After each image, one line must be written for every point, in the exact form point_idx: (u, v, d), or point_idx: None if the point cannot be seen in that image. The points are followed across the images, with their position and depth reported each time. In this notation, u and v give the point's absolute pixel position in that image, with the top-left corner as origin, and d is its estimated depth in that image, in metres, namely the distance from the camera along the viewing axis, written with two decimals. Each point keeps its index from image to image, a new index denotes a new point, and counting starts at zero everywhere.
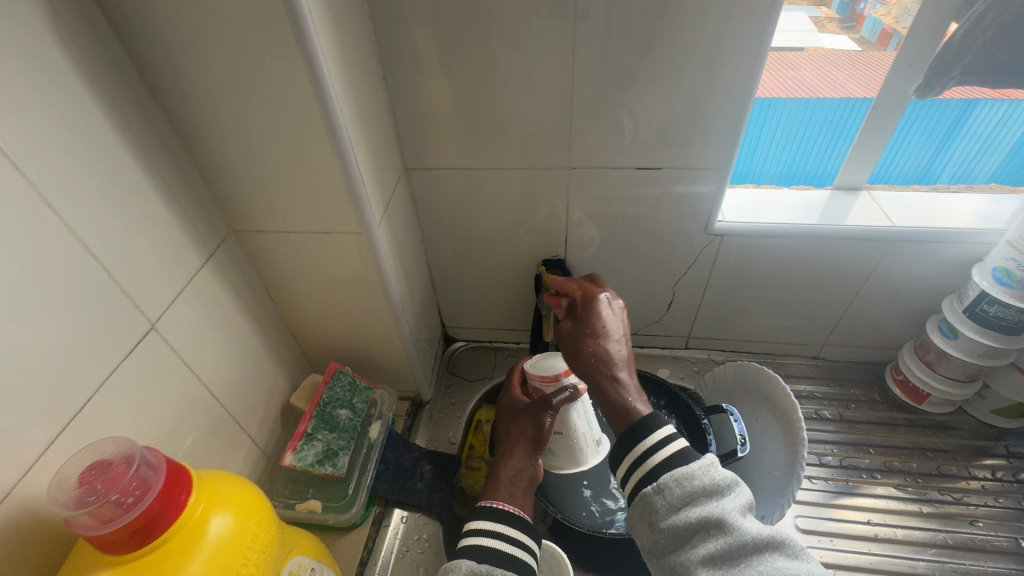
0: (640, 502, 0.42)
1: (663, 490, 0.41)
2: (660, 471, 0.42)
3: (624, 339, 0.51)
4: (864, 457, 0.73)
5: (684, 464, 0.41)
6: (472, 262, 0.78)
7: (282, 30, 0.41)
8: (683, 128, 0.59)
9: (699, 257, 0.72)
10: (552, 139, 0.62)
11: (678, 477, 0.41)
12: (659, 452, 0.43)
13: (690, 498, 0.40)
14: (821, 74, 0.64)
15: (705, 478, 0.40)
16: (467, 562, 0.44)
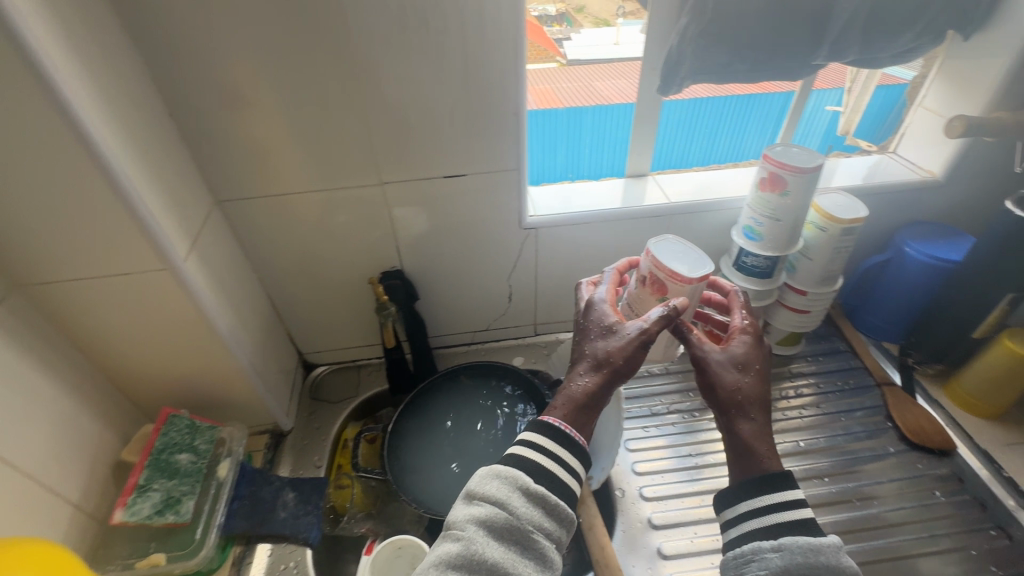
0: (749, 550, 0.49)
1: (783, 550, 0.47)
2: (786, 536, 0.48)
3: (753, 371, 0.57)
4: (686, 401, 0.85)
5: (815, 537, 0.47)
6: (313, 285, 0.79)
7: (20, 73, 0.41)
8: (473, 136, 0.66)
9: (522, 249, 0.79)
10: (358, 157, 0.66)
11: (805, 547, 0.46)
12: (796, 515, 0.49)
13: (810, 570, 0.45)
14: (592, 84, 0.77)
15: (832, 557, 0.46)
16: (525, 482, 0.49)
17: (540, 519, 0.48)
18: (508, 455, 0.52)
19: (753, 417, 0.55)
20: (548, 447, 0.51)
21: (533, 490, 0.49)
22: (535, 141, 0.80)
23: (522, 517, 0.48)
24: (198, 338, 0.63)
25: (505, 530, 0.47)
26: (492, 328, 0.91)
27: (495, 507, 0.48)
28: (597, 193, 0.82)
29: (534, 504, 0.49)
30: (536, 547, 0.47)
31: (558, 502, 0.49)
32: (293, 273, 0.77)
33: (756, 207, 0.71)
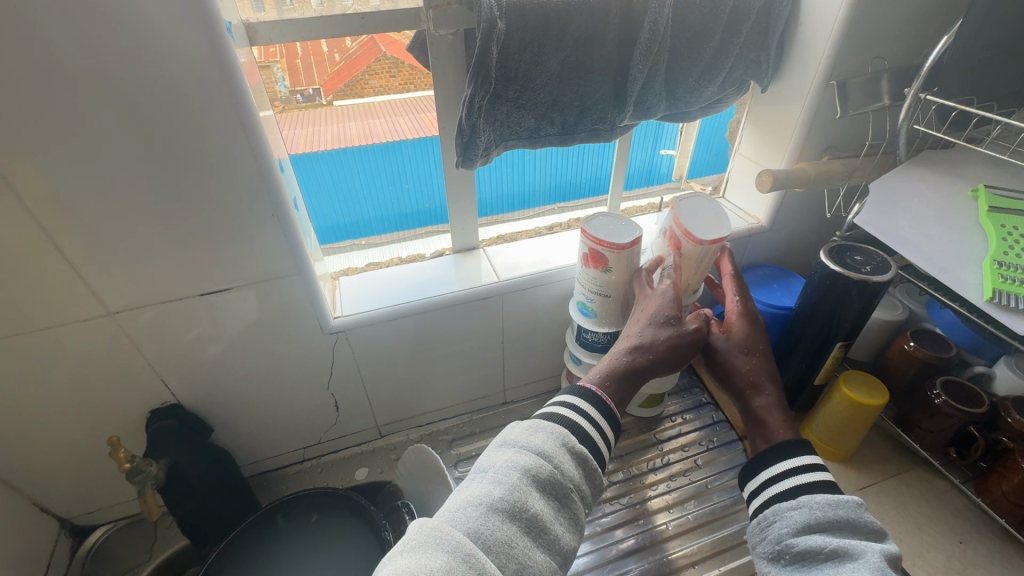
0: (770, 513, 0.50)
1: (803, 507, 0.48)
2: (807, 493, 0.49)
3: (751, 351, 0.60)
4: None
5: (836, 494, 0.49)
6: (53, 443, 0.61)
7: None
8: (225, 244, 0.53)
9: (334, 354, 0.67)
10: (63, 288, 0.50)
11: (822, 500, 0.48)
12: (815, 473, 0.51)
13: (825, 524, 0.47)
14: (392, 122, 0.66)
15: (850, 512, 0.47)
16: (571, 438, 0.46)
17: (574, 475, 0.45)
18: (546, 413, 0.49)
19: (766, 389, 0.59)
20: (583, 408, 0.49)
21: (575, 447, 0.45)
22: (336, 195, 0.68)
23: (564, 472, 0.44)
24: None
25: (551, 484, 0.43)
26: (324, 443, 0.77)
27: (546, 460, 0.43)
28: (418, 276, 0.72)
29: (574, 460, 0.45)
30: (571, 504, 0.43)
31: (595, 466, 0.46)
32: (16, 434, 0.58)
33: (586, 283, 0.65)
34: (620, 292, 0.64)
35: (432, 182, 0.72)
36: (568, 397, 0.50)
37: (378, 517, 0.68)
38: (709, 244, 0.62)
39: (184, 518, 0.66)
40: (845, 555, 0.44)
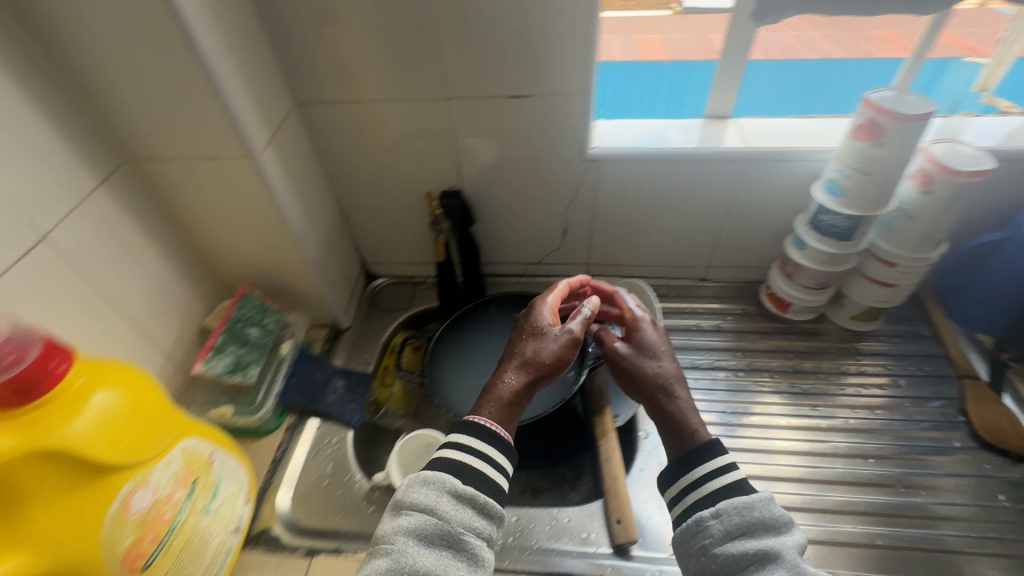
0: (692, 522, 0.49)
1: (721, 515, 0.47)
2: (722, 500, 0.49)
3: (664, 355, 0.60)
4: (732, 359, 0.83)
5: (743, 497, 0.48)
6: (378, 198, 0.84)
7: None
8: (542, 56, 0.65)
9: (582, 182, 0.79)
10: (426, 69, 0.67)
11: (737, 507, 0.47)
12: (710, 483, 0.50)
13: (744, 528, 0.46)
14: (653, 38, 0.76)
15: (765, 512, 0.46)
16: (455, 484, 0.47)
17: (473, 521, 0.46)
18: (431, 461, 0.50)
19: (677, 393, 0.57)
20: (479, 446, 0.50)
21: (464, 494, 0.47)
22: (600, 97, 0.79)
23: (460, 520, 0.45)
24: (271, 229, 0.70)
25: (433, 535, 0.44)
26: (544, 263, 0.92)
27: (420, 512, 0.45)
28: (668, 131, 0.78)
29: (462, 506, 0.46)
30: (466, 547, 0.44)
31: (489, 501, 0.47)
32: (362, 183, 0.82)
33: (846, 158, 0.64)
34: (889, 173, 0.63)
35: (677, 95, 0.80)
36: (458, 436, 0.51)
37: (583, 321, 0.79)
38: (970, 176, 0.61)
39: (442, 281, 0.88)
40: (760, 559, 0.43)
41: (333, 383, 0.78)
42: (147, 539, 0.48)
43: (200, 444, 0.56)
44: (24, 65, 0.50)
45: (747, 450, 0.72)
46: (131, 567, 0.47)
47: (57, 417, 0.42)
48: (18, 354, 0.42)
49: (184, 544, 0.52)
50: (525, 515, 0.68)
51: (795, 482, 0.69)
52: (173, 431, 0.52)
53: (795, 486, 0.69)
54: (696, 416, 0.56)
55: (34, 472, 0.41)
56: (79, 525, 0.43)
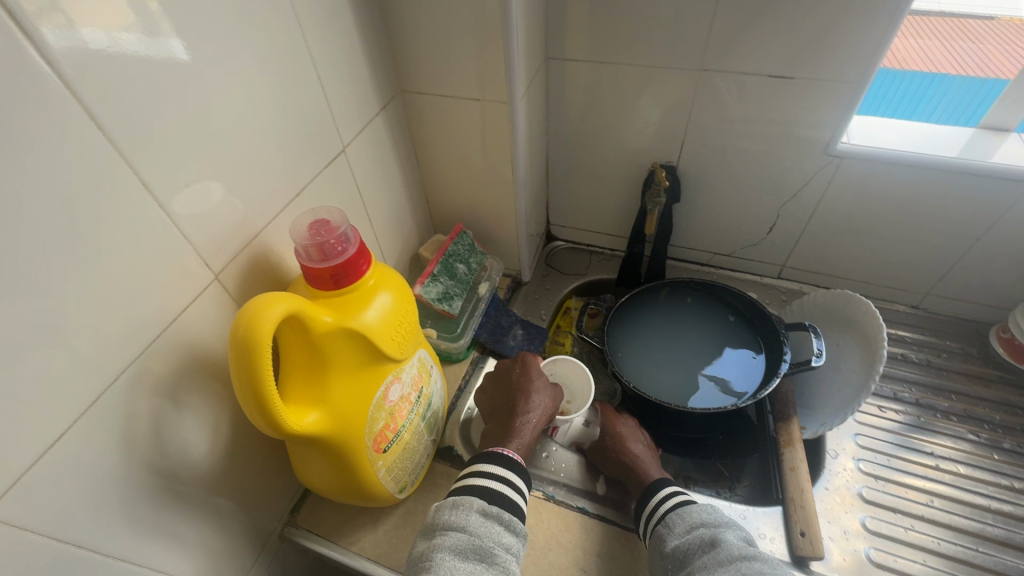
0: (651, 534, 0.56)
1: (670, 522, 0.55)
2: (671, 509, 0.56)
3: (627, 434, 0.67)
4: (943, 400, 0.74)
5: (687, 504, 0.56)
6: (587, 161, 0.85)
7: None
8: (823, 35, 0.61)
9: (814, 178, 0.74)
10: (688, 38, 0.66)
11: (682, 513, 0.55)
12: (664, 497, 0.58)
13: (689, 528, 0.54)
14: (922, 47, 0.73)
15: (704, 513, 0.55)
16: (484, 505, 0.52)
17: (502, 537, 0.51)
18: (458, 489, 0.55)
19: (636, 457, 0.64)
20: (496, 474, 0.55)
21: (490, 511, 0.52)
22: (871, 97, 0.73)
23: (490, 534, 0.50)
24: (500, 175, 0.75)
25: (467, 547, 0.48)
26: (734, 256, 0.89)
27: (456, 530, 0.50)
28: (930, 135, 0.70)
29: (490, 523, 0.51)
30: (498, 560, 0.48)
31: (512, 519, 0.52)
32: (576, 145, 0.83)
33: None
34: None
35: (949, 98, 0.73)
36: (479, 469, 0.56)
37: (781, 327, 0.75)
38: None
39: (629, 256, 0.88)
40: (709, 547, 0.51)
41: (514, 330, 0.82)
42: (390, 427, 0.55)
43: (427, 358, 0.61)
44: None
45: (953, 500, 0.66)
46: (378, 448, 0.54)
47: (355, 305, 0.48)
48: (342, 246, 0.47)
49: (408, 440, 0.59)
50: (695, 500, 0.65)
51: (1009, 548, 0.62)
52: (417, 339, 0.58)
53: (1008, 552, 0.62)
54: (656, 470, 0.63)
55: (340, 348, 0.47)
56: (357, 401, 0.50)
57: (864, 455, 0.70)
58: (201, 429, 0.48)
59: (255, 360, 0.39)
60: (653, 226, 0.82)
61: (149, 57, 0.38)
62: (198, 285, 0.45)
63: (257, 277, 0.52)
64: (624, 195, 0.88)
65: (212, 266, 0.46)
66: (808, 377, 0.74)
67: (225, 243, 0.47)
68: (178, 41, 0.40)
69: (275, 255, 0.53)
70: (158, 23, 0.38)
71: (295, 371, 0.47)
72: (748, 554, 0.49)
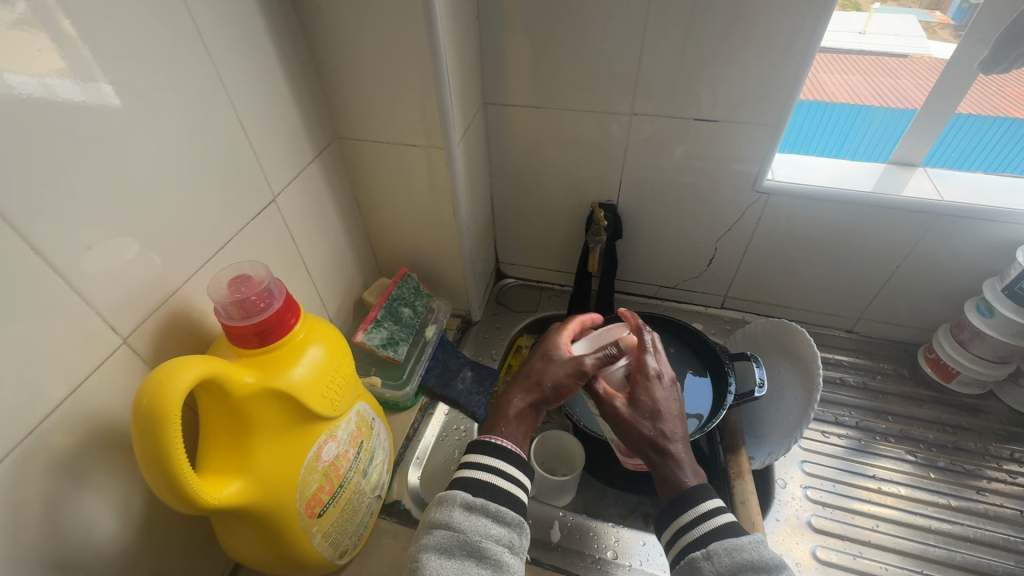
0: (687, 562, 0.45)
1: (712, 556, 0.44)
2: (712, 539, 0.45)
3: (675, 417, 0.53)
4: (881, 422, 0.77)
5: (735, 537, 0.45)
6: (530, 200, 0.86)
7: None
8: (741, 82, 0.65)
9: (745, 213, 0.77)
10: (617, 85, 0.69)
11: (728, 547, 0.44)
12: (706, 523, 0.47)
13: (735, 570, 0.43)
14: (844, 80, 0.71)
15: (755, 553, 0.44)
16: (469, 500, 0.46)
17: (490, 529, 0.45)
18: (441, 516, 0.45)
19: (676, 452, 0.51)
20: (491, 475, 0.48)
21: (475, 504, 0.46)
22: (793, 131, 0.76)
23: (477, 529, 0.45)
24: (442, 218, 0.75)
25: (453, 545, 0.44)
26: (678, 288, 0.91)
27: (440, 527, 0.45)
28: (845, 171, 0.75)
29: (476, 516, 0.45)
30: (489, 554, 0.43)
31: (503, 508, 0.46)
32: (519, 185, 0.85)
33: None
34: None
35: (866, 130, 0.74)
36: (472, 457, 0.49)
37: (724, 357, 0.76)
38: None
39: (577, 292, 0.89)
40: None
41: (463, 372, 0.80)
42: (326, 489, 0.52)
43: (367, 411, 0.59)
44: (285, 43, 0.57)
45: (897, 523, 0.67)
46: (312, 513, 0.50)
47: (281, 362, 0.46)
48: (266, 301, 0.45)
49: (347, 500, 0.55)
50: (653, 541, 0.65)
51: (951, 568, 0.63)
52: (354, 392, 0.55)
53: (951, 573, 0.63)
54: (694, 470, 0.51)
55: (264, 408, 0.44)
56: (285, 464, 0.47)
57: (813, 484, 0.71)
58: (109, 507, 0.44)
59: (161, 430, 0.37)
60: (595, 262, 0.83)
61: (84, 103, 0.38)
62: (103, 351, 0.42)
63: (176, 337, 0.49)
64: (569, 232, 0.89)
65: (121, 328, 0.43)
66: (753, 408, 0.75)
67: (135, 303, 0.44)
68: (110, 87, 0.40)
69: (196, 313, 0.51)
70: (90, 69, 0.38)
71: (213, 437, 0.44)
72: None
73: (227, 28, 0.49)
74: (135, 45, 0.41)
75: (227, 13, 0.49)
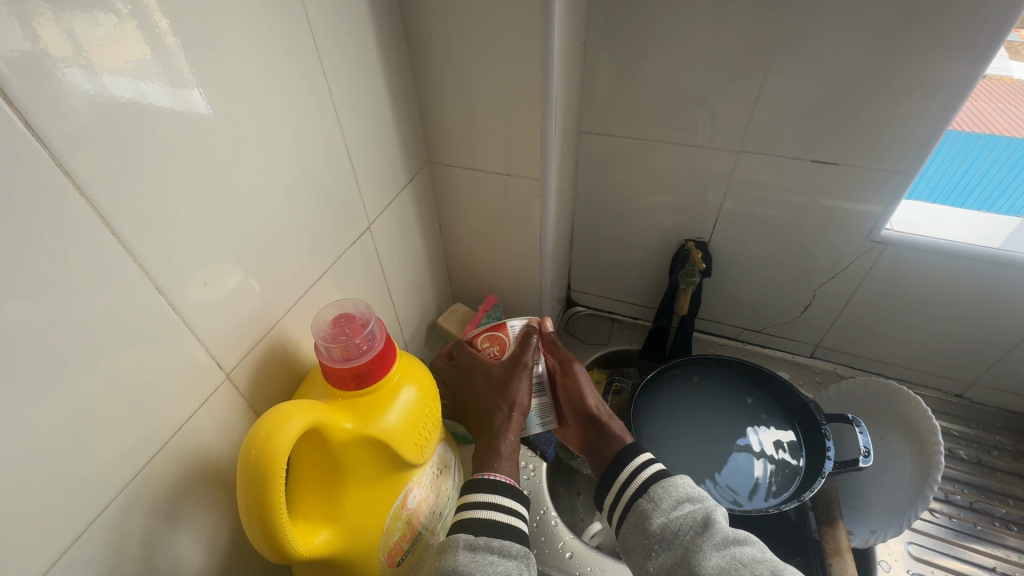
0: (637, 511, 0.52)
1: (654, 497, 0.52)
2: (650, 482, 0.53)
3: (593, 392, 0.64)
4: (999, 505, 0.69)
5: (667, 477, 0.53)
6: (613, 231, 0.82)
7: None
8: (871, 125, 0.59)
9: (854, 262, 0.71)
10: (727, 120, 0.64)
11: (663, 486, 0.53)
12: (644, 471, 0.54)
13: (676, 503, 0.51)
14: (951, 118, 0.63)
15: (687, 488, 0.52)
16: (471, 540, 0.47)
17: (498, 565, 0.46)
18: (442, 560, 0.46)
19: (609, 418, 0.62)
20: (487, 512, 0.49)
21: (478, 543, 0.47)
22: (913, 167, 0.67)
23: (483, 567, 0.45)
24: (526, 248, 0.72)
25: None
26: (764, 333, 0.85)
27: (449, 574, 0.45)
28: (973, 224, 0.67)
29: (482, 555, 0.46)
30: None
31: (508, 544, 0.47)
32: (603, 215, 0.81)
33: None
34: None
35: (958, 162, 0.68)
36: (469, 501, 0.50)
37: (820, 417, 0.69)
38: None
39: (655, 329, 0.84)
40: (710, 530, 0.48)
41: None
42: (407, 537, 0.49)
43: (445, 452, 0.56)
44: (392, 70, 0.56)
45: None
46: (391, 562, 0.48)
47: (377, 407, 0.44)
48: (368, 344, 0.44)
49: (423, 546, 0.53)
50: None
51: None
52: (438, 433, 0.53)
53: None
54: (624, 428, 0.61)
55: (358, 456, 0.42)
56: (373, 512, 0.45)
57: (920, 570, 0.64)
58: (198, 545, 0.43)
59: (266, 482, 0.35)
60: (683, 304, 0.79)
61: (173, 111, 0.35)
62: (207, 386, 0.41)
63: (273, 369, 0.48)
64: (650, 266, 0.85)
65: (224, 363, 0.42)
66: (851, 475, 0.69)
67: (238, 336, 0.43)
68: (202, 95, 0.36)
69: (291, 344, 0.50)
70: (183, 74, 0.35)
71: (305, 482, 0.42)
72: (752, 549, 0.47)
73: (344, 58, 0.48)
74: (257, 75, 0.40)
75: (345, 43, 0.48)
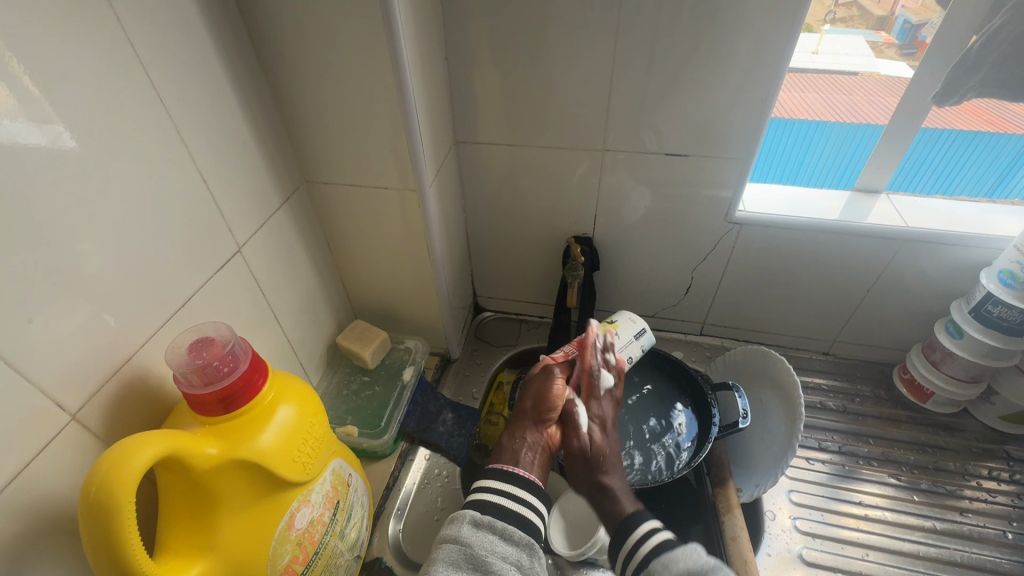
0: None
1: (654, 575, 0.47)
2: (652, 557, 0.49)
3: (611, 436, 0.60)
4: (863, 445, 0.77)
5: (669, 550, 0.49)
6: (506, 235, 0.86)
7: (375, 18, 0.51)
8: (708, 118, 0.66)
9: (719, 243, 0.78)
10: (587, 122, 0.69)
11: (665, 562, 0.48)
12: (647, 542, 0.50)
13: None
14: (800, 99, 0.71)
15: (689, 561, 0.47)
16: (477, 517, 0.49)
17: (497, 546, 0.47)
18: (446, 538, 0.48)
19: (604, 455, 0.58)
20: (500, 493, 0.51)
21: (483, 521, 0.49)
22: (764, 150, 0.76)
23: (483, 544, 0.47)
24: (417, 258, 0.73)
25: (460, 558, 0.46)
26: (658, 316, 0.91)
27: (448, 542, 0.47)
28: (810, 199, 0.76)
29: (484, 533, 0.48)
30: (494, 569, 0.45)
31: (504, 526, 0.49)
32: (494, 220, 0.84)
33: None
34: None
35: (811, 146, 0.74)
36: (486, 483, 0.52)
37: (707, 388, 0.75)
38: None
39: (557, 324, 0.88)
40: None
41: (443, 415, 0.78)
42: (299, 558, 0.48)
43: (344, 468, 0.55)
44: (247, 92, 0.56)
45: (885, 550, 0.67)
46: None
47: (247, 428, 0.43)
48: (230, 365, 0.43)
49: (323, 567, 0.52)
50: None
51: None
52: (329, 449, 0.52)
53: None
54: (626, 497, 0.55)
55: (229, 480, 0.41)
56: (253, 537, 0.44)
57: (800, 514, 0.71)
58: None
59: (113, 518, 0.34)
60: (574, 297, 0.83)
61: (38, 146, 0.36)
62: (49, 429, 0.39)
63: (133, 405, 0.46)
64: (546, 265, 0.88)
65: (68, 404, 0.40)
66: (738, 437, 0.75)
67: (85, 375, 0.41)
68: (70, 131, 0.38)
69: (154, 377, 0.48)
70: (48, 113, 0.37)
71: (173, 516, 0.41)
72: None
73: (188, 81, 0.48)
74: (91, 104, 0.40)
75: (187, 68, 0.48)
